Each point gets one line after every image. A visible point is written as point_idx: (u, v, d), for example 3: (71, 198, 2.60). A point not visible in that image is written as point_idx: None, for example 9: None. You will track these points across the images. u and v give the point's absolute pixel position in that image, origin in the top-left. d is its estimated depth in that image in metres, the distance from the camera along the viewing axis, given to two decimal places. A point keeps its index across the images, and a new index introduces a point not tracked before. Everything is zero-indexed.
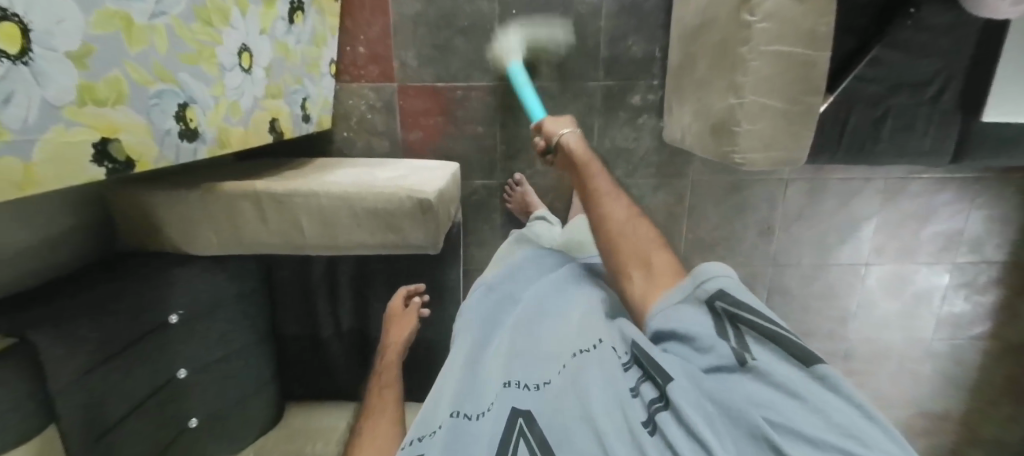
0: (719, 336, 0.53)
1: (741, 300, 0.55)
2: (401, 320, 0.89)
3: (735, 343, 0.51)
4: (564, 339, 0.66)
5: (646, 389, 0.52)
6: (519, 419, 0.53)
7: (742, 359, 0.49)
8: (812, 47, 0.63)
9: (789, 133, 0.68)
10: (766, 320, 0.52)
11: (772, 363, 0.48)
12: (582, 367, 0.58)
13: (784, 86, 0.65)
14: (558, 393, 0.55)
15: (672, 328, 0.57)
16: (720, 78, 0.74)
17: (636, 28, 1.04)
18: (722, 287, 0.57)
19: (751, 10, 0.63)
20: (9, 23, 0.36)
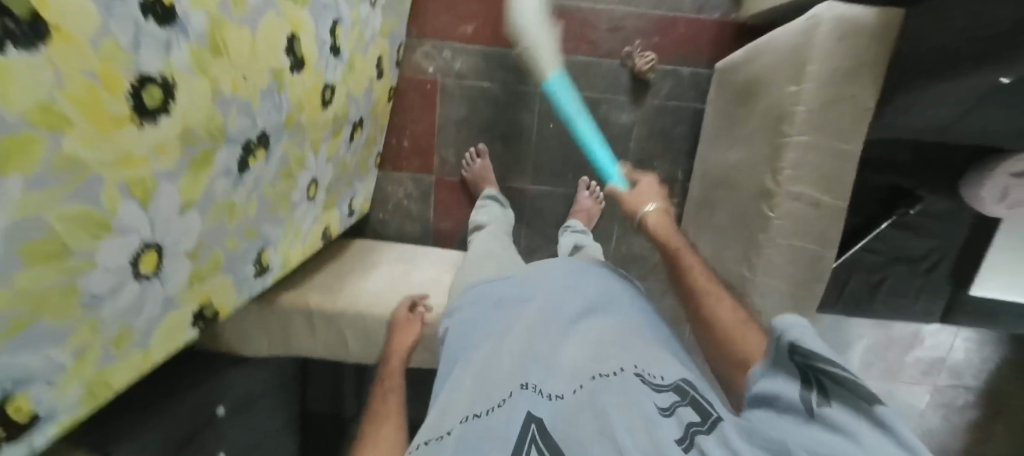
0: (790, 385, 0.37)
1: (828, 355, 0.38)
2: (408, 326, 0.78)
3: (800, 388, 0.36)
4: (595, 350, 0.51)
5: (683, 412, 0.40)
6: (533, 424, 0.41)
7: (811, 404, 0.34)
8: (822, 245, 0.71)
9: (795, 309, 0.75)
10: (847, 372, 0.36)
11: (849, 409, 0.33)
12: (604, 386, 0.44)
13: (788, 273, 0.73)
14: (583, 414, 0.42)
15: (752, 390, 0.40)
16: (737, 243, 0.80)
17: (663, 151, 1.09)
18: (791, 335, 0.40)
19: (772, 206, 0.70)
20: (151, 252, 0.43)
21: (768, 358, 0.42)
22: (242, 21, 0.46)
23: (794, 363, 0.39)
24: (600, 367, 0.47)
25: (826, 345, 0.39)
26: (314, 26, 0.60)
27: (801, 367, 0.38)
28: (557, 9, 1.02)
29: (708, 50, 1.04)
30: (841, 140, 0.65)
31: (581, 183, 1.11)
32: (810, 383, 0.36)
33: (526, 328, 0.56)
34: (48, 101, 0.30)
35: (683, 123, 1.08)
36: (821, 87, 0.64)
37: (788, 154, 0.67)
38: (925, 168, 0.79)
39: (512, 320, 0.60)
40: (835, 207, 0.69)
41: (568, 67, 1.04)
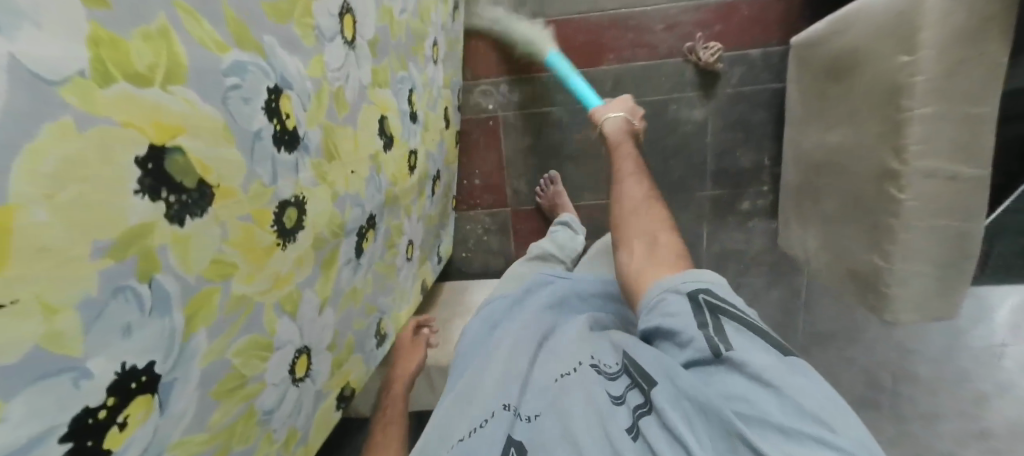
0: (689, 325, 0.43)
1: (732, 301, 0.44)
2: (411, 348, 0.78)
3: (706, 332, 0.42)
4: (560, 352, 0.54)
5: (631, 396, 0.44)
6: (512, 449, 0.44)
7: (719, 349, 0.40)
8: (967, 220, 0.62)
9: (942, 293, 0.67)
10: (747, 319, 0.42)
11: (753, 350, 0.39)
12: (565, 387, 0.47)
13: (931, 256, 0.65)
14: (551, 418, 0.45)
15: (653, 323, 0.45)
16: (860, 230, 0.73)
17: (744, 140, 1.03)
18: (698, 281, 0.45)
19: (900, 187, 0.63)
20: (302, 356, 0.46)
21: (680, 282, 0.46)
22: (345, 120, 0.48)
23: (699, 301, 0.44)
24: (563, 368, 0.51)
25: (728, 288, 0.45)
26: (395, 100, 0.62)
27: (709, 308, 0.43)
28: (608, 18, 0.99)
29: (780, 24, 0.96)
30: (973, 103, 0.57)
31: None
32: (701, 316, 0.43)
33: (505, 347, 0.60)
34: (217, 254, 0.33)
35: (762, 107, 1.01)
36: (943, 52, 0.56)
37: (912, 129, 0.60)
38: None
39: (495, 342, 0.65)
40: (973, 177, 0.60)
41: (627, 74, 1.01)
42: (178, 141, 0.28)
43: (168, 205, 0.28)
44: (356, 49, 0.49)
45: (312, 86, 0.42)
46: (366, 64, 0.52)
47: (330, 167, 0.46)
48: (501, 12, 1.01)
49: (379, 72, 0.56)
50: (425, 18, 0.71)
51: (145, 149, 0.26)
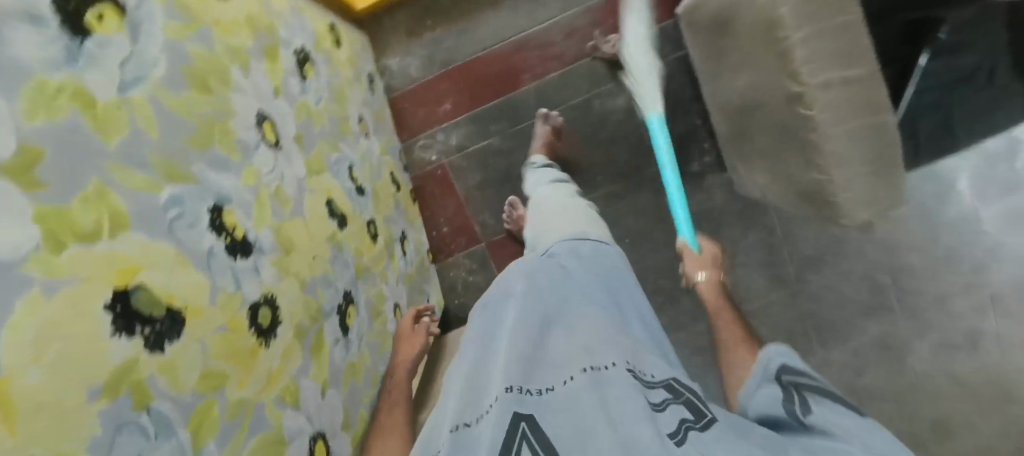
0: (777, 401, 0.43)
1: (807, 372, 0.45)
2: (412, 337, 0.71)
3: (786, 404, 0.42)
4: (579, 328, 0.48)
5: (676, 408, 0.39)
6: (524, 420, 0.35)
7: (798, 415, 0.40)
8: (875, 113, 0.67)
9: (881, 184, 0.71)
10: (824, 386, 0.42)
11: (834, 416, 0.38)
12: (600, 380, 0.38)
13: (860, 154, 0.69)
14: (575, 400, 0.36)
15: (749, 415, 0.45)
16: (793, 153, 0.77)
17: (672, 109, 1.08)
18: (781, 360, 0.47)
19: (807, 104, 0.67)
20: (318, 441, 0.48)
21: (760, 376, 0.47)
22: (292, 214, 0.52)
23: (780, 381, 0.45)
24: (593, 359, 0.42)
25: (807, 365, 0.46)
26: (336, 181, 0.66)
27: (787, 383, 0.44)
28: (512, 45, 1.05)
29: (662, 1, 1.04)
30: (838, 12, 0.63)
31: (541, 116, 1.03)
32: (791, 394, 0.42)
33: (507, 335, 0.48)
34: (204, 369, 0.35)
35: (675, 76, 1.07)
36: None
37: (796, 53, 0.65)
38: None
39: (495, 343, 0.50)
40: (863, 76, 0.66)
41: (548, 87, 1.06)
42: (139, 279, 0.31)
43: (146, 337, 0.31)
44: (283, 149, 0.53)
45: (250, 194, 0.45)
46: (298, 159, 0.56)
47: (289, 259, 0.50)
48: (415, 72, 1.07)
49: (312, 162, 0.60)
50: (343, 100, 0.76)
51: (110, 293, 0.29)
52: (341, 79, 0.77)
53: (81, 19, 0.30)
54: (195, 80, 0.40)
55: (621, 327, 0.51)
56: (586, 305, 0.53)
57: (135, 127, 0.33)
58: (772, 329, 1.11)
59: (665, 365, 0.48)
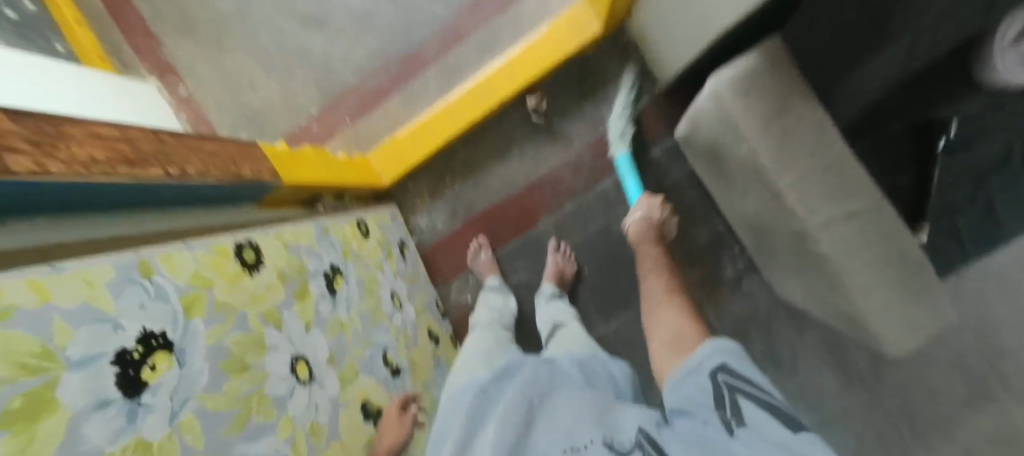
0: (709, 405, 0.49)
1: (748, 375, 0.50)
2: (395, 422, 0.70)
3: (721, 413, 0.48)
4: (563, 409, 0.59)
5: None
6: None
7: (731, 425, 0.46)
8: (890, 240, 0.65)
9: (918, 307, 0.66)
10: (763, 393, 0.48)
11: (761, 422, 0.45)
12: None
13: (886, 282, 0.65)
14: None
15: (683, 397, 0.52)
16: (816, 277, 0.74)
17: (691, 223, 1.10)
18: (718, 359, 0.52)
19: (815, 241, 0.66)
20: None
21: (699, 372, 0.52)
22: (327, 440, 0.56)
23: (716, 377, 0.51)
24: (571, 443, 0.52)
25: (749, 365, 0.51)
26: (370, 379, 0.70)
27: (726, 383, 0.50)
28: (524, 188, 1.12)
29: (661, 120, 1.08)
30: (825, 153, 0.64)
31: (551, 247, 1.09)
32: (724, 397, 0.49)
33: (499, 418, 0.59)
34: None
35: (689, 189, 1.09)
36: (766, 134, 0.64)
37: (789, 197, 0.65)
38: (911, 99, 0.75)
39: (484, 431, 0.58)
40: (866, 208, 0.65)
41: (565, 219, 1.12)
42: None
43: None
44: (316, 380, 0.58)
45: (287, 446, 0.49)
46: (332, 380, 0.61)
47: None
48: (443, 225, 1.15)
49: (345, 372, 0.65)
50: (373, 288, 0.82)
51: None
52: (371, 268, 0.84)
53: (138, 377, 0.37)
54: (234, 367, 0.46)
55: (603, 397, 0.61)
56: (574, 386, 0.63)
57: (183, 445, 0.38)
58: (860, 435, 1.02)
59: (640, 413, 0.56)
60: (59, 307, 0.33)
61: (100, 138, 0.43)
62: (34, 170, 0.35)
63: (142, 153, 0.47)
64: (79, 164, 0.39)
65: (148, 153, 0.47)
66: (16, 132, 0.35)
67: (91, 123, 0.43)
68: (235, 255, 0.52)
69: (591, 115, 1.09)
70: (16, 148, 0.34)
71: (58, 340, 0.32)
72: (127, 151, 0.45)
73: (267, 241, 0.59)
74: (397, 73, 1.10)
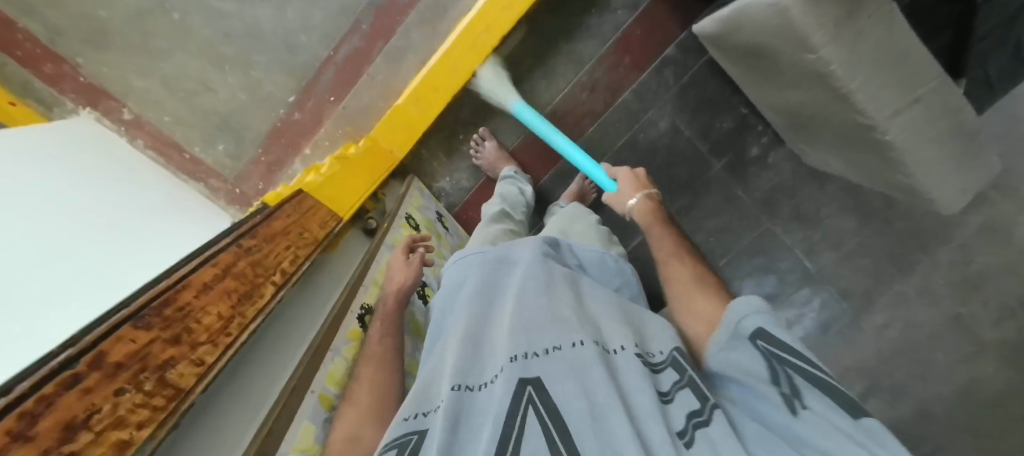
0: (762, 376, 0.41)
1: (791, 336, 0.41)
2: (401, 263, 0.60)
3: (776, 387, 0.40)
4: (586, 304, 0.52)
5: (684, 395, 0.41)
6: (528, 386, 0.38)
7: (791, 402, 0.39)
8: (951, 111, 0.67)
9: (968, 165, 0.72)
10: (811, 365, 0.40)
11: (827, 410, 0.37)
12: (608, 360, 0.42)
13: (943, 151, 0.70)
14: (574, 366, 0.41)
15: (725, 372, 0.44)
16: (869, 156, 0.77)
17: (716, 112, 1.05)
18: (758, 318, 0.42)
19: (881, 133, 0.68)
20: None
21: (729, 333, 0.44)
22: None
23: (759, 345, 0.42)
24: (603, 339, 0.46)
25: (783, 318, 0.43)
26: None
27: (767, 351, 0.41)
28: None
29: (669, 15, 0.99)
30: (893, 44, 0.62)
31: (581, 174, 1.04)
32: (769, 365, 0.41)
33: (517, 299, 0.51)
34: None
35: (709, 79, 1.03)
36: (834, 42, 0.61)
37: (858, 97, 0.65)
38: None
39: (503, 310, 0.51)
40: (931, 88, 0.66)
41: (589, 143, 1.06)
42: None
43: None
44: None
45: None
46: None
47: None
48: (467, 183, 1.09)
49: None
50: None
51: None
52: (439, 260, 0.85)
53: None
54: None
55: (629, 308, 0.55)
56: (598, 287, 0.56)
57: None
58: (875, 258, 0.99)
59: (669, 328, 0.51)
60: None
61: (210, 285, 0.38)
62: (199, 370, 0.34)
63: (247, 279, 0.43)
64: (222, 335, 0.37)
65: (250, 272, 0.44)
66: (159, 338, 0.32)
67: (192, 271, 0.38)
68: (365, 333, 0.54)
69: (595, 26, 0.99)
70: (173, 357, 0.32)
71: None
72: (237, 285, 0.41)
73: (374, 297, 0.59)
74: (371, 31, 0.95)
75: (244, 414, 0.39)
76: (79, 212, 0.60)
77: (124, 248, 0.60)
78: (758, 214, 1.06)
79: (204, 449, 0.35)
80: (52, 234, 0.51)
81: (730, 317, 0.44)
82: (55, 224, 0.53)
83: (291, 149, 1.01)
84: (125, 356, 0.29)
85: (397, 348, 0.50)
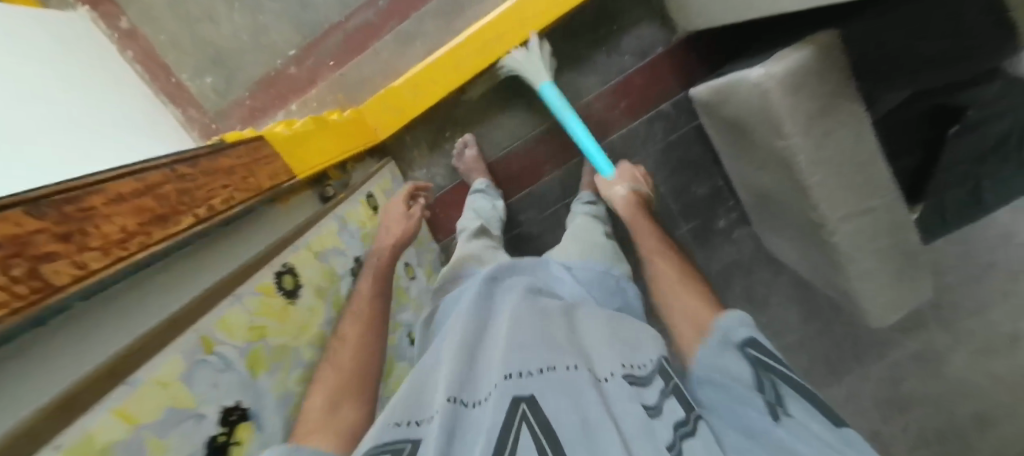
0: (749, 387, 0.46)
1: (774, 349, 0.49)
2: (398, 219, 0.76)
3: (750, 387, 0.46)
4: (578, 333, 0.53)
5: (670, 406, 0.44)
6: (522, 403, 0.39)
7: (775, 411, 0.44)
8: (896, 229, 0.71)
9: (904, 284, 0.75)
10: (788, 373, 0.47)
11: (805, 415, 0.43)
12: (598, 385, 0.44)
13: (882, 265, 0.73)
14: (570, 388, 0.42)
15: (707, 375, 0.50)
16: (818, 254, 0.80)
17: (693, 176, 1.08)
18: (747, 331, 0.51)
19: (830, 233, 0.71)
20: None
21: (718, 342, 0.52)
22: None
23: (744, 352, 0.49)
24: (592, 366, 0.47)
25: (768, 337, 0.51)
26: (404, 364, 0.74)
27: (752, 357, 0.48)
28: (529, 141, 1.08)
29: (676, 72, 1.03)
30: (856, 153, 0.66)
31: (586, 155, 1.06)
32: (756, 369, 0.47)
33: (510, 320, 0.53)
34: None
35: (694, 143, 1.07)
36: (804, 132, 0.63)
37: (815, 193, 0.68)
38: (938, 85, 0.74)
39: (495, 331, 0.52)
40: (881, 203, 0.69)
41: (569, 172, 1.08)
42: None
43: None
44: None
45: None
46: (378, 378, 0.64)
47: None
48: (443, 180, 1.10)
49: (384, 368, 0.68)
50: (392, 266, 0.83)
51: None
52: (387, 246, 0.85)
53: None
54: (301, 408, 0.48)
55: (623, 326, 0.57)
56: (591, 312, 0.58)
57: None
58: (807, 353, 1.02)
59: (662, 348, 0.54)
60: (149, 425, 0.31)
61: (123, 198, 0.37)
62: (75, 275, 0.31)
63: (168, 204, 0.41)
64: (117, 247, 0.35)
65: (174, 198, 0.43)
66: (48, 231, 0.30)
67: (111, 179, 0.37)
68: (278, 288, 0.50)
69: (601, 64, 1.02)
70: (54, 254, 0.30)
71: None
72: (153, 206, 0.40)
73: (302, 258, 0.57)
74: (387, 10, 0.97)
75: (118, 331, 0.35)
76: (48, 97, 0.59)
77: (85, 140, 0.59)
78: (711, 284, 1.09)
79: (69, 355, 0.30)
80: (17, 107, 0.51)
81: (717, 328, 0.53)
82: (26, 98, 0.53)
83: (278, 101, 1.00)
84: (8, 235, 0.26)
85: (381, 309, 0.60)
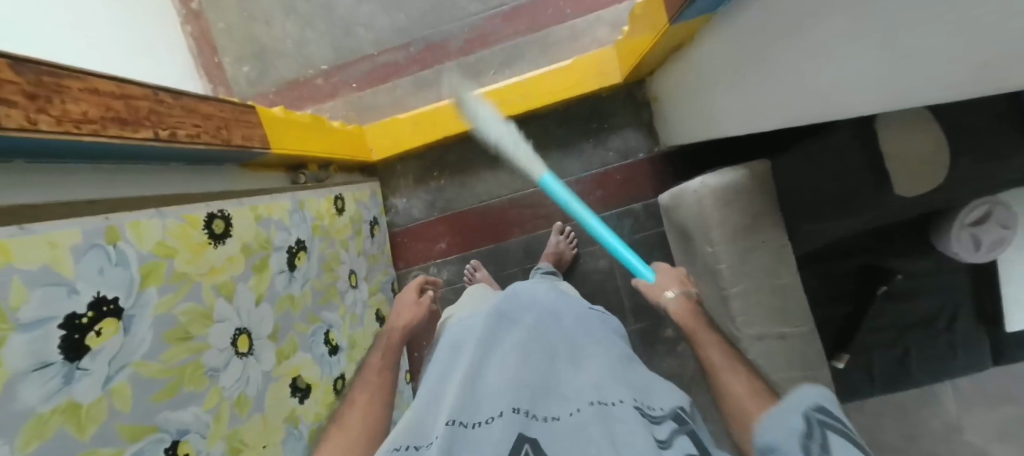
0: (794, 439, 0.37)
1: (844, 416, 0.38)
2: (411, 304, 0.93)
3: (802, 450, 0.36)
4: (584, 370, 0.53)
5: (682, 442, 0.43)
6: (525, 443, 0.42)
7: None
8: (809, 367, 0.71)
9: None
10: (845, 432, 0.36)
11: None
12: (605, 415, 0.44)
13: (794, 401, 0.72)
14: (576, 430, 0.43)
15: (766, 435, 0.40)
16: None
17: None
18: (815, 398, 0.40)
19: (745, 350, 0.72)
20: None
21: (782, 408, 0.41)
22: (249, 414, 0.57)
23: (812, 416, 0.38)
24: (600, 395, 0.47)
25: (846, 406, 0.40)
26: (307, 357, 0.72)
27: (815, 420, 0.38)
28: (507, 200, 1.13)
29: (649, 179, 1.11)
30: (775, 276, 0.70)
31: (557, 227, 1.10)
32: (815, 432, 0.37)
33: (518, 353, 0.53)
34: None
35: (657, 248, 1.12)
36: (728, 244, 0.70)
37: (733, 304, 0.71)
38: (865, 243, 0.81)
39: (502, 358, 0.54)
40: (797, 334, 0.71)
41: (534, 240, 1.13)
42: None
43: None
44: (253, 353, 0.60)
45: (209, 416, 0.50)
46: (268, 355, 0.63)
47: None
48: (419, 213, 1.16)
49: (284, 348, 0.67)
50: (334, 266, 0.86)
51: None
52: (336, 246, 0.88)
53: (82, 342, 0.37)
54: (176, 337, 0.47)
55: (629, 366, 0.57)
56: (597, 349, 0.58)
57: (112, 410, 0.39)
58: None
59: (674, 395, 0.53)
60: (19, 269, 0.33)
61: (98, 93, 0.41)
62: (25, 124, 0.33)
63: (135, 114, 0.46)
64: (72, 124, 0.38)
65: (142, 114, 0.47)
66: (20, 85, 0.33)
67: (96, 76, 0.42)
68: (203, 226, 0.54)
69: (587, 153, 1.12)
70: (12, 101, 0.32)
71: (12, 300, 0.32)
72: (121, 110, 0.44)
73: (240, 213, 0.62)
74: (415, 55, 1.09)
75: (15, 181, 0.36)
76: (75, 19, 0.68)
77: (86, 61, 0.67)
78: None
79: None
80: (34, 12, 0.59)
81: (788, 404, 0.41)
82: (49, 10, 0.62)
83: (297, 103, 1.11)
84: None
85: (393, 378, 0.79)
